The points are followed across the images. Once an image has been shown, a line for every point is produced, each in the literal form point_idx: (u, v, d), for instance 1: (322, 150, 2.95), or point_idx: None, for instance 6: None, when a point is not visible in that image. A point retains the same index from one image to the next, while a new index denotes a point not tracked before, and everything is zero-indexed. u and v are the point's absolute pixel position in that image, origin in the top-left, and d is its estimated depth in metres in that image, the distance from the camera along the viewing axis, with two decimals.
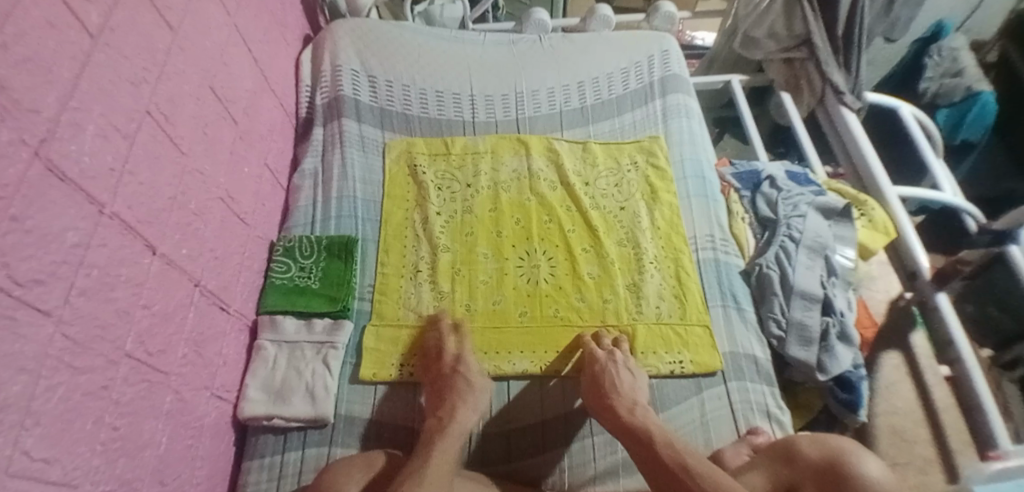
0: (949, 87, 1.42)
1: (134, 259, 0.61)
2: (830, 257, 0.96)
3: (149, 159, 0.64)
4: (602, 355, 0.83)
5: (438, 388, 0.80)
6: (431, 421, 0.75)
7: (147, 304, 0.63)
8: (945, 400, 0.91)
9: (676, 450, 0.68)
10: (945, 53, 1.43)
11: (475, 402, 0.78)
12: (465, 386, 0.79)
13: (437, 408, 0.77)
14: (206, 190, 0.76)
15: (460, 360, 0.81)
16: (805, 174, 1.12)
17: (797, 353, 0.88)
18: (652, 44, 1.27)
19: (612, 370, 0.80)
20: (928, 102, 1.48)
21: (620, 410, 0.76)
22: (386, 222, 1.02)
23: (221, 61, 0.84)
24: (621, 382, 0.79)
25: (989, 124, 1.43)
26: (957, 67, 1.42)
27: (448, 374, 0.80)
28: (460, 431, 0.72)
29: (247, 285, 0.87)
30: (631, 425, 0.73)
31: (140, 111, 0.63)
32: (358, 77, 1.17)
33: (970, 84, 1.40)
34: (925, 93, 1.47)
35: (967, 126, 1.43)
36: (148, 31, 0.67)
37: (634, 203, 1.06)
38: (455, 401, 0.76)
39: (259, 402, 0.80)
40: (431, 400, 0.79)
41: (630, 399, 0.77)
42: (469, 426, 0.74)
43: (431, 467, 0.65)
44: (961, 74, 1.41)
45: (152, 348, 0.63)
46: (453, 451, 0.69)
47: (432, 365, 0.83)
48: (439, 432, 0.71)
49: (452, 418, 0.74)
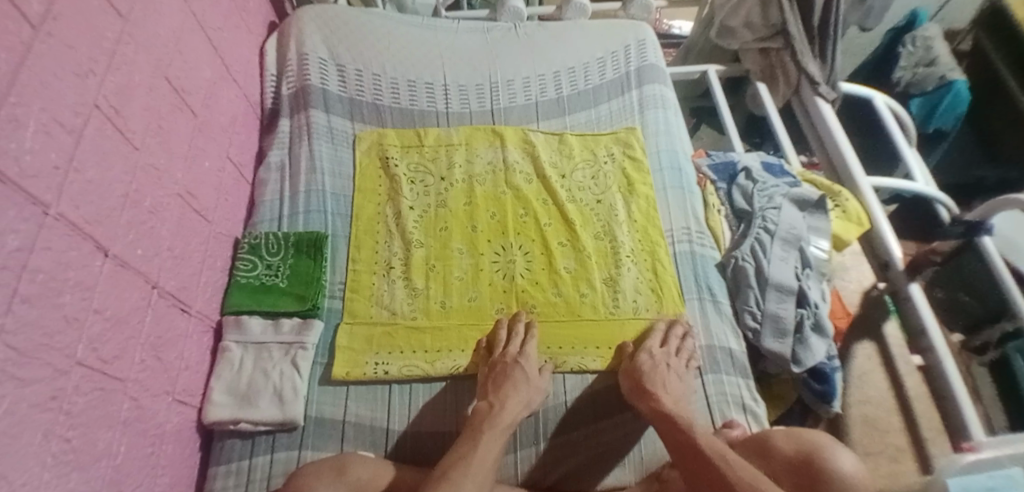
0: (922, 76, 1.45)
1: (84, 261, 0.57)
2: (804, 248, 0.96)
3: (99, 154, 0.60)
4: (657, 350, 0.82)
5: (494, 375, 0.79)
6: (480, 405, 0.76)
7: (99, 308, 0.59)
8: (917, 388, 0.94)
9: (712, 439, 0.68)
10: (919, 43, 1.45)
11: (527, 385, 0.78)
12: (523, 377, 0.78)
13: (489, 392, 0.77)
14: (162, 186, 0.72)
15: (521, 354, 0.81)
16: (779, 165, 1.12)
17: (771, 344, 0.89)
18: (628, 33, 1.25)
19: (662, 366, 0.80)
20: (902, 91, 1.49)
21: (666, 401, 0.75)
22: (357, 217, 0.99)
23: (176, 49, 0.79)
24: (667, 378, 0.78)
25: (961, 114, 1.46)
26: (930, 57, 1.44)
27: (511, 363, 0.79)
28: (507, 423, 0.73)
29: (210, 284, 0.83)
30: (673, 413, 0.73)
31: (87, 104, 0.59)
32: (326, 66, 1.13)
33: (943, 73, 1.43)
34: (899, 82, 1.48)
35: (938, 116, 1.46)
36: (95, 17, 0.62)
37: (611, 195, 1.05)
38: (507, 388, 0.76)
39: (224, 406, 0.77)
40: (480, 385, 0.80)
41: (673, 395, 0.77)
42: (518, 412, 0.75)
43: (478, 451, 0.68)
44: (934, 63, 1.44)
45: (107, 355, 0.60)
46: (498, 443, 0.70)
47: (491, 357, 0.82)
48: (489, 420, 0.73)
49: (503, 406, 0.74)
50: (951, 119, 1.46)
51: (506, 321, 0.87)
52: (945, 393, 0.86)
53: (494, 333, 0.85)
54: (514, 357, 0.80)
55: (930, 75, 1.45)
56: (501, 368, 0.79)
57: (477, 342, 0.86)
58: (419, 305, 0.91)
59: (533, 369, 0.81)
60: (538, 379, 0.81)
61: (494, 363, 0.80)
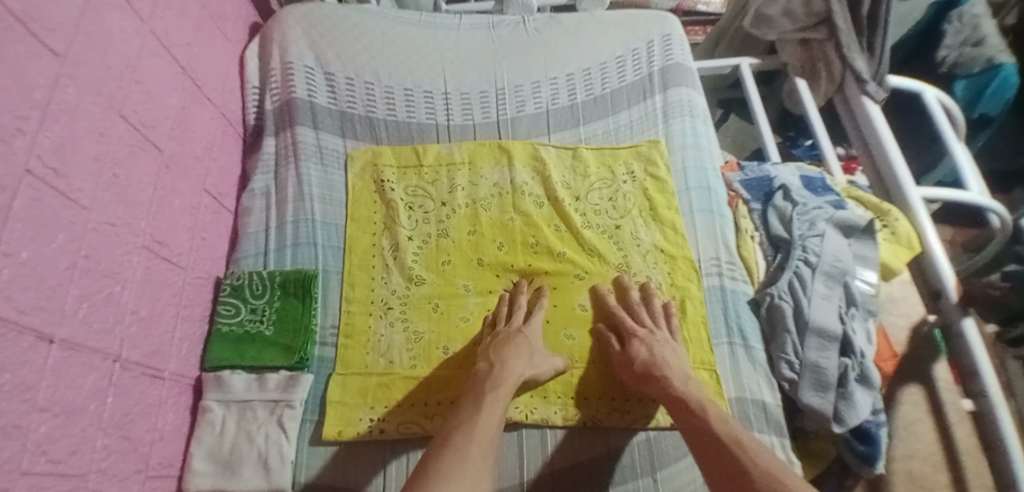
0: (968, 57, 1.22)
1: (23, 359, 0.50)
2: (850, 284, 0.84)
3: (34, 229, 0.52)
4: (644, 333, 0.79)
5: (496, 342, 0.78)
6: (481, 366, 0.75)
7: (46, 405, 0.52)
8: (967, 440, 0.82)
9: (727, 423, 0.67)
10: (966, 19, 1.21)
11: (531, 353, 0.77)
12: (526, 343, 0.77)
13: (491, 353, 0.76)
14: (120, 243, 0.64)
15: (526, 325, 0.80)
16: (821, 179, 1.00)
17: (810, 399, 0.79)
18: (652, 27, 1.11)
19: (657, 347, 0.77)
20: (945, 73, 1.28)
21: (676, 382, 0.73)
22: (351, 250, 0.90)
23: (132, 79, 0.69)
24: (667, 358, 0.76)
25: (1011, 98, 1.25)
26: (978, 36, 1.20)
27: (514, 331, 0.78)
28: (511, 381, 0.72)
29: (186, 338, 0.76)
30: (682, 395, 0.72)
31: (16, 172, 0.50)
32: (314, 75, 1.02)
33: (992, 54, 1.20)
34: (943, 62, 1.26)
35: (986, 101, 1.25)
36: (23, 65, 0.53)
37: (631, 220, 0.94)
38: (509, 349, 0.75)
39: (206, 475, 0.72)
40: (481, 351, 0.79)
41: (681, 373, 0.75)
42: (523, 371, 0.73)
43: (482, 414, 0.67)
44: (982, 43, 1.20)
45: (59, 454, 0.53)
46: (502, 401, 0.70)
47: (498, 329, 0.81)
48: (491, 382, 0.72)
49: (503, 366, 0.73)
50: (998, 104, 1.26)
51: (508, 295, 0.85)
52: (996, 445, 0.76)
53: (498, 309, 0.84)
54: (519, 326, 0.79)
55: (975, 57, 1.22)
56: (504, 336, 0.78)
57: (485, 317, 0.84)
58: (419, 351, 0.82)
59: (539, 341, 0.79)
60: (541, 353, 0.78)
61: (498, 332, 0.79)
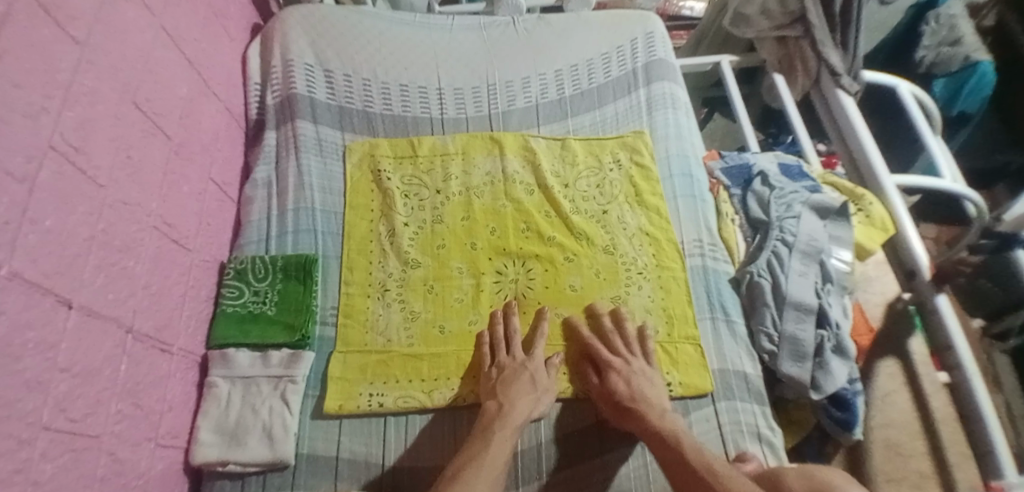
0: (947, 56, 1.27)
1: (45, 319, 0.53)
2: (825, 261, 0.89)
3: (56, 200, 0.56)
4: (619, 365, 0.80)
5: (504, 376, 0.78)
6: (489, 403, 0.76)
7: (66, 366, 0.55)
8: (942, 409, 0.85)
9: (699, 452, 0.67)
10: (942, 20, 1.26)
11: (537, 389, 0.78)
12: (531, 381, 0.78)
13: (496, 391, 0.77)
14: (133, 220, 0.68)
15: (530, 360, 0.81)
16: (798, 166, 1.05)
17: (789, 369, 0.83)
18: (635, 26, 1.17)
19: (635, 380, 0.78)
20: (924, 73, 1.33)
21: (653, 415, 0.73)
22: (349, 236, 0.94)
23: (145, 70, 0.74)
24: (647, 393, 0.76)
25: (988, 95, 1.30)
26: (955, 36, 1.26)
27: (518, 368, 0.79)
28: (517, 423, 0.73)
29: (193, 317, 0.80)
30: (658, 428, 0.71)
31: (41, 146, 0.54)
32: (313, 72, 1.07)
33: (968, 53, 1.25)
34: (922, 62, 1.31)
35: (963, 98, 1.30)
36: (48, 47, 0.57)
37: (617, 206, 0.99)
38: (516, 388, 0.76)
39: (212, 445, 0.75)
40: (485, 390, 0.78)
41: (660, 406, 0.75)
42: (529, 411, 0.75)
43: (489, 450, 0.69)
44: (960, 42, 1.26)
45: (76, 413, 0.56)
46: (510, 441, 0.71)
47: (495, 363, 0.81)
48: (499, 421, 0.73)
49: (512, 406, 0.74)
50: (976, 101, 1.30)
51: (502, 315, 0.86)
52: (971, 414, 0.78)
53: (494, 330, 0.84)
54: (523, 361, 0.80)
55: (953, 56, 1.27)
56: (510, 371, 0.79)
57: (478, 338, 0.84)
58: (416, 330, 0.86)
59: (543, 377, 0.80)
60: (546, 391, 0.79)
61: (503, 367, 0.80)
